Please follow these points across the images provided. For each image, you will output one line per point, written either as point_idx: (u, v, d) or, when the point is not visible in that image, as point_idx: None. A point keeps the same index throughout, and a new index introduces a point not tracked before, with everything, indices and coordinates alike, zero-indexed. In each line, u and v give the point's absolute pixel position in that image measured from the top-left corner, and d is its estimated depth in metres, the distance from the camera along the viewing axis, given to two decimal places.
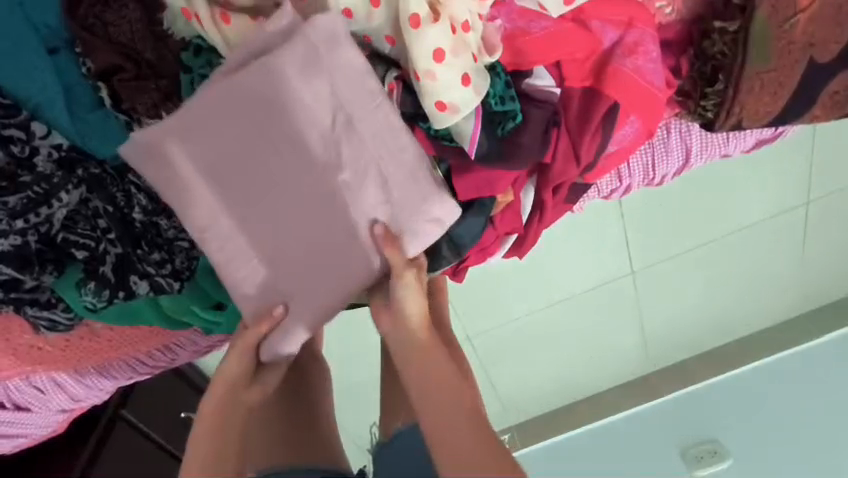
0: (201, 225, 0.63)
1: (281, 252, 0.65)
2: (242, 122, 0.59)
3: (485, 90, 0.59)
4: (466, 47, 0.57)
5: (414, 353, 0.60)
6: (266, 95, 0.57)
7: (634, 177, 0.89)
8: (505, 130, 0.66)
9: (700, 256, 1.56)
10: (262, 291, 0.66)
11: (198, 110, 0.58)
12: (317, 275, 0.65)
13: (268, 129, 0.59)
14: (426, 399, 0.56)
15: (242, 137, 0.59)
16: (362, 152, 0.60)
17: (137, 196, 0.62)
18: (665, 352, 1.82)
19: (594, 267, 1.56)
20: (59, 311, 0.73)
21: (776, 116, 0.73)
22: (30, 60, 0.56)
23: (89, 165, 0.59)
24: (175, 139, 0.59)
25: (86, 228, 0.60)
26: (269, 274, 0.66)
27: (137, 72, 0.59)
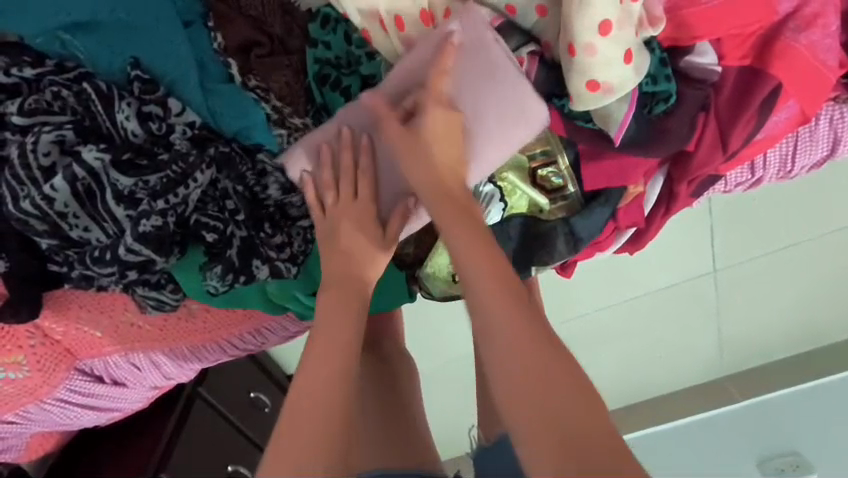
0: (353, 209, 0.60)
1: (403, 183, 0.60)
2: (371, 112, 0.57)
3: (645, 69, 0.54)
4: (630, 20, 0.51)
5: (501, 306, 0.49)
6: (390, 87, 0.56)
7: (769, 170, 0.81)
8: (652, 114, 0.61)
9: (800, 255, 1.43)
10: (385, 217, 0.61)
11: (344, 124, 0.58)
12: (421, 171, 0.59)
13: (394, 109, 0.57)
14: (505, 379, 0.47)
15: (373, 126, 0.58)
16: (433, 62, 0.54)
17: (272, 174, 0.59)
18: (755, 357, 1.66)
19: (679, 264, 1.47)
20: (167, 292, 0.72)
21: None
22: (167, 34, 0.55)
23: (219, 143, 0.56)
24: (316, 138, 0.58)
25: (215, 209, 0.57)
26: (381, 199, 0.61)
27: (271, 48, 0.59)
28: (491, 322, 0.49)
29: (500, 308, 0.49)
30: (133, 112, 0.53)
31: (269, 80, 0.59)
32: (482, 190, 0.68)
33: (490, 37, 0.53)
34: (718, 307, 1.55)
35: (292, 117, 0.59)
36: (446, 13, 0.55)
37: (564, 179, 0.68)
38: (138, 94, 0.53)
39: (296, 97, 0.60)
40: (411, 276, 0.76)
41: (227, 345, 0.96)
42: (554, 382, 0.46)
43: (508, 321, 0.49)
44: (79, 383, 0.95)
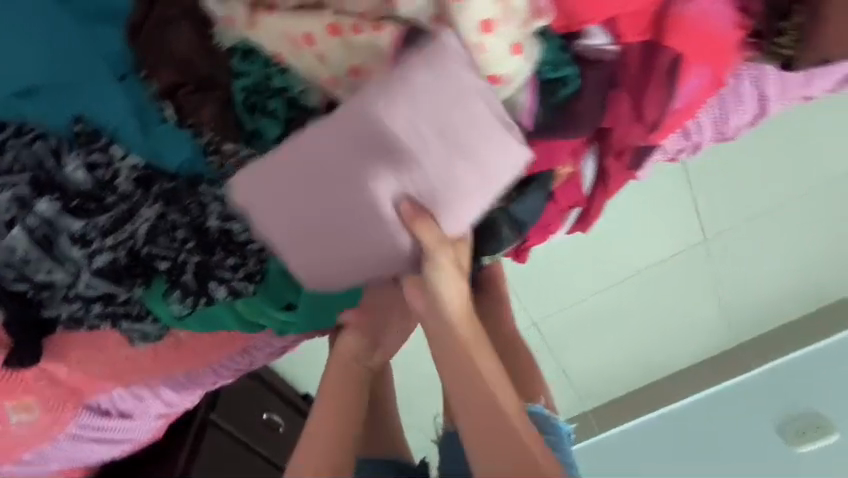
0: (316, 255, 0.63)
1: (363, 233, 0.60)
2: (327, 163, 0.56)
3: (535, 56, 0.59)
4: (514, 14, 0.56)
5: (466, 364, 0.62)
6: (358, 137, 0.54)
7: (703, 135, 0.84)
8: (560, 97, 0.64)
9: (783, 215, 1.43)
10: (345, 264, 0.64)
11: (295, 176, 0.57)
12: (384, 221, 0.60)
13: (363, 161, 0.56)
14: (473, 412, 0.62)
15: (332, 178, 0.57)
16: (410, 112, 0.54)
17: (212, 204, 0.65)
18: (754, 320, 1.66)
19: (662, 238, 1.47)
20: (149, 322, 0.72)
21: None
22: (104, 87, 0.60)
23: (162, 181, 0.62)
24: (267, 196, 0.58)
25: (166, 241, 0.64)
26: (337, 247, 0.62)
27: (198, 85, 0.63)
28: (458, 372, 0.63)
29: (461, 363, 0.63)
30: (80, 165, 0.60)
31: (202, 115, 0.63)
32: None
33: (456, 74, 0.54)
34: (711, 275, 1.55)
35: (228, 146, 0.64)
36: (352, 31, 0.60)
37: None
38: (84, 145, 0.60)
39: (229, 128, 0.64)
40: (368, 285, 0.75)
41: (220, 368, 1.01)
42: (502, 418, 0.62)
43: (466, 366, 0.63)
44: (88, 420, 1.02)
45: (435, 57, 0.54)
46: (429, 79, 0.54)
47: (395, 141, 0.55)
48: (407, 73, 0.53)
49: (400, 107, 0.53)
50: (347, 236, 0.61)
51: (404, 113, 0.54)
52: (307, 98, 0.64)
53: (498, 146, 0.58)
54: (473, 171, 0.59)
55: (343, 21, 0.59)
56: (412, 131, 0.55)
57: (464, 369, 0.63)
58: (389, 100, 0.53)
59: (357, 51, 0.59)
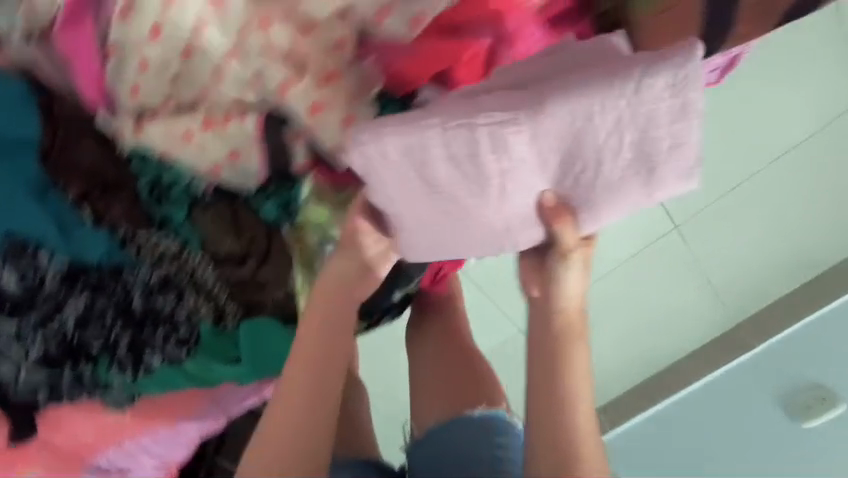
0: (410, 243, 0.68)
1: (460, 230, 0.64)
2: (439, 164, 0.57)
3: (369, 121, 0.64)
4: (338, 92, 0.62)
5: (556, 350, 0.62)
6: (475, 153, 0.55)
7: None
8: None
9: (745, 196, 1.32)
10: (425, 251, 0.68)
11: (393, 176, 0.58)
12: (467, 224, 0.64)
13: (484, 172, 0.57)
14: (550, 443, 0.57)
15: (449, 173, 0.58)
16: (559, 124, 0.54)
17: (135, 286, 0.75)
18: (753, 308, 1.50)
19: (630, 224, 1.39)
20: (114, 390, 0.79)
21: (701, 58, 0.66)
22: (24, 204, 0.68)
23: (87, 274, 0.73)
24: (392, 180, 0.58)
25: (97, 324, 0.74)
26: (425, 239, 0.66)
27: (104, 189, 0.74)
28: (549, 383, 0.60)
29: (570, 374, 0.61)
30: (12, 272, 0.68)
31: (114, 213, 0.74)
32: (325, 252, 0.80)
33: (627, 93, 0.53)
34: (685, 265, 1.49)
35: (142, 234, 0.76)
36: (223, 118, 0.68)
37: None
38: (12, 255, 0.68)
39: (138, 220, 0.76)
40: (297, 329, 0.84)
41: (197, 419, 1.11)
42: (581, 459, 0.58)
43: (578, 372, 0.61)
44: None
45: (647, 74, 0.52)
46: (629, 86, 0.52)
47: (547, 147, 0.56)
48: (566, 93, 0.54)
49: (548, 114, 0.54)
50: (466, 231, 0.64)
51: (573, 121, 0.54)
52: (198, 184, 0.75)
53: (668, 179, 0.59)
54: (613, 189, 0.60)
55: (213, 112, 0.68)
56: (553, 141, 0.56)
57: (549, 358, 0.62)
58: (571, 108, 0.54)
59: (228, 136, 0.69)
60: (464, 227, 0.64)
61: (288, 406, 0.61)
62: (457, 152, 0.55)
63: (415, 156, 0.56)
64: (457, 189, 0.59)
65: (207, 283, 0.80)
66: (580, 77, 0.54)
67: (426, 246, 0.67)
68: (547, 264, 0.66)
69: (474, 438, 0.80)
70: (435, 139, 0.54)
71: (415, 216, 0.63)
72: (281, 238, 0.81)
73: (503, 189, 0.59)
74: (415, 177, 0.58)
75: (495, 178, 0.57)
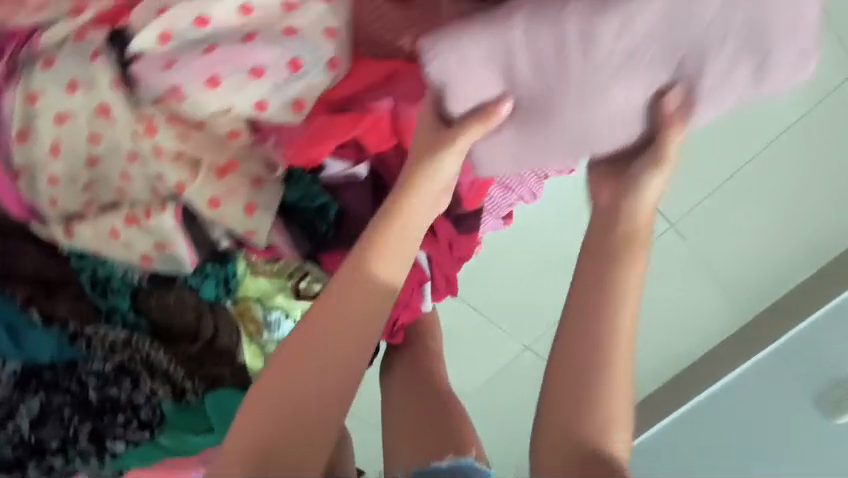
0: (538, 152, 0.66)
1: (559, 136, 0.64)
2: (524, 62, 0.57)
3: (274, 204, 0.64)
4: (239, 180, 0.62)
5: (608, 282, 0.67)
6: (556, 52, 0.56)
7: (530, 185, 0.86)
8: (330, 220, 0.69)
9: (746, 183, 1.25)
10: (521, 162, 0.68)
11: (486, 77, 0.59)
12: (574, 123, 0.63)
13: (564, 72, 0.58)
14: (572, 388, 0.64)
15: (538, 70, 0.58)
16: (655, 22, 0.54)
17: (89, 378, 0.78)
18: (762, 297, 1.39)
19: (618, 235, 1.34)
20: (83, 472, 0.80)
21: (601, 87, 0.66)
22: None
23: (41, 373, 0.76)
24: (474, 84, 0.59)
25: (55, 421, 0.77)
26: (533, 144, 0.65)
27: (49, 289, 0.77)
28: (586, 328, 0.65)
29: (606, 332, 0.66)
30: None
31: (61, 310, 0.77)
32: (270, 319, 0.82)
33: None
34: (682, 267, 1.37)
35: (89, 329, 0.78)
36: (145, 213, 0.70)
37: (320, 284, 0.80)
38: None
39: (86, 314, 0.78)
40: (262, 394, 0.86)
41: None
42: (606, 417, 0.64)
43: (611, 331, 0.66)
44: None
45: None
46: None
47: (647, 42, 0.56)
48: None
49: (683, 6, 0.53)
50: (542, 138, 0.64)
51: (671, 14, 0.54)
52: (131, 275, 0.78)
53: (776, 76, 0.57)
54: (716, 89, 0.59)
55: (136, 207, 0.70)
56: (661, 33, 0.55)
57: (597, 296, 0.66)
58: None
59: (151, 229, 0.71)
60: (563, 132, 0.63)
61: (282, 393, 0.55)
62: (541, 53, 0.57)
63: (499, 63, 0.57)
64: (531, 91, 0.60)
65: (162, 366, 0.82)
66: None
67: (532, 153, 0.67)
68: (627, 185, 0.67)
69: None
70: (517, 39, 0.55)
71: (515, 121, 0.63)
72: (226, 314, 0.82)
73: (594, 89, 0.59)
74: (516, 71, 0.58)
75: (571, 83, 0.59)
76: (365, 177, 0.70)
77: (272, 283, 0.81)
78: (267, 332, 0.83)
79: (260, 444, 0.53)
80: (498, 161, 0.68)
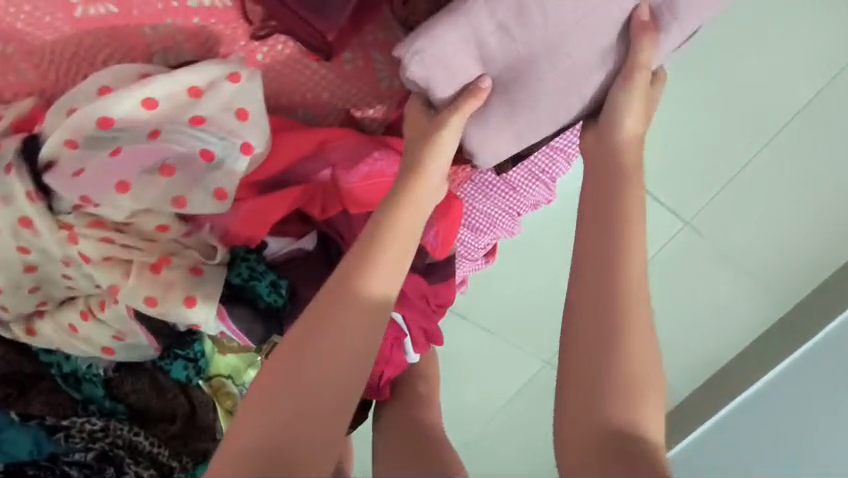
0: (536, 126, 0.64)
1: (552, 98, 0.62)
2: (502, 28, 0.57)
3: (218, 292, 0.60)
4: (175, 273, 0.59)
5: (621, 223, 0.58)
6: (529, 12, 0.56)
7: (504, 223, 0.80)
8: (283, 299, 0.64)
9: (753, 181, 0.96)
10: (524, 138, 0.64)
11: (465, 49, 0.57)
12: (563, 81, 0.61)
13: (541, 31, 0.58)
14: (603, 335, 0.54)
15: (517, 35, 0.58)
16: None
17: (73, 470, 0.73)
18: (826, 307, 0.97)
19: None
20: None
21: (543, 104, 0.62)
22: None
23: (27, 468, 0.72)
24: (461, 60, 0.58)
25: None
26: (533, 115, 0.62)
27: (23, 387, 0.77)
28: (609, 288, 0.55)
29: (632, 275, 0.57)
30: None
31: (35, 406, 0.75)
32: (246, 393, 0.80)
33: None
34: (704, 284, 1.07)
35: (66, 421, 0.76)
36: (100, 306, 0.69)
37: None
38: None
39: (59, 408, 0.77)
40: None
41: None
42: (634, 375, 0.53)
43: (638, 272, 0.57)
44: None
45: None
46: None
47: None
48: None
49: None
50: (536, 105, 0.62)
51: None
52: (97, 366, 0.78)
53: None
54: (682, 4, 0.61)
55: (92, 301, 0.70)
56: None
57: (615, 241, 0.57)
58: None
59: (108, 321, 0.70)
60: (555, 93, 0.62)
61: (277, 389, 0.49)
62: (513, 14, 0.56)
63: (470, 49, 0.58)
64: (521, 62, 0.59)
65: (146, 449, 0.79)
66: None
67: (533, 128, 0.64)
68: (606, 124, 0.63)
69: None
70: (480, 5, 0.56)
71: (505, 91, 0.61)
72: (199, 392, 0.79)
73: (572, 43, 0.59)
74: (494, 42, 0.58)
75: (542, 42, 0.58)
76: (314, 248, 0.65)
77: (242, 358, 0.77)
78: None
79: (266, 439, 0.47)
80: (499, 147, 0.64)
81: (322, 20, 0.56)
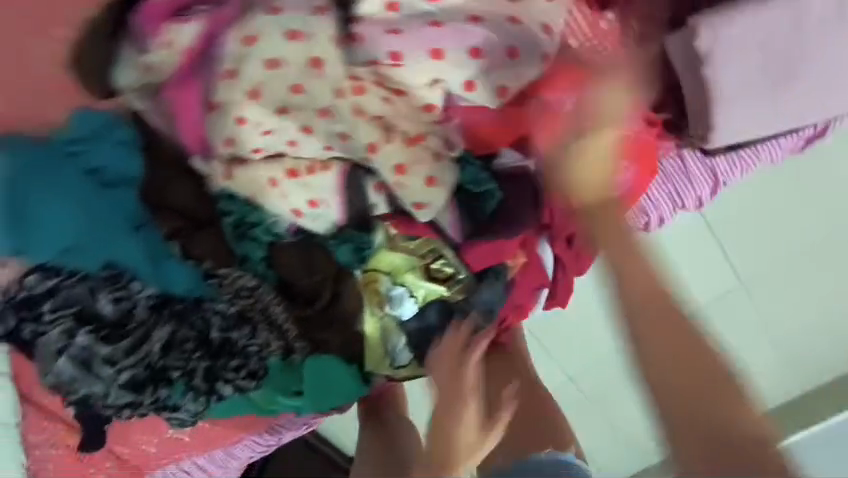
0: (771, 119, 0.63)
1: (796, 95, 0.62)
2: (776, 16, 0.58)
3: (452, 180, 0.67)
4: (423, 153, 0.65)
5: None
6: (798, 9, 0.58)
7: (663, 207, 0.84)
8: (490, 209, 0.72)
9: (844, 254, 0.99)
10: (763, 125, 0.64)
11: (740, 20, 0.59)
12: (815, 82, 0.62)
13: (802, 26, 0.59)
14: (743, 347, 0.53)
15: (786, 31, 0.59)
16: None
17: (214, 318, 0.79)
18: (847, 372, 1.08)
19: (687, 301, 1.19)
20: (188, 402, 0.80)
21: (784, 116, 0.64)
22: (122, 237, 0.76)
23: (174, 303, 0.78)
24: (729, 24, 0.58)
25: (178, 353, 0.77)
26: (779, 105, 0.63)
27: (194, 225, 0.80)
28: None
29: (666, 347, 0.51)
30: (110, 300, 0.74)
31: (200, 248, 0.80)
32: (394, 293, 0.82)
33: None
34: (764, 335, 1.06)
35: (224, 270, 0.80)
36: (310, 169, 0.73)
37: (454, 268, 0.81)
38: (110, 284, 0.75)
39: (221, 255, 0.81)
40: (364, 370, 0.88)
41: (262, 439, 1.15)
42: (709, 445, 0.47)
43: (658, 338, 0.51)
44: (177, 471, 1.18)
45: None
46: None
47: None
48: None
49: None
50: (778, 100, 0.62)
51: None
52: (279, 225, 0.78)
53: None
54: None
55: (300, 162, 0.74)
56: None
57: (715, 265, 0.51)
58: None
59: (313, 183, 0.74)
60: (804, 91, 0.62)
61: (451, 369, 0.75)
62: (783, 9, 0.58)
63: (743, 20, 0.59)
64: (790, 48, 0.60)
65: (279, 320, 0.83)
66: None
67: (767, 119, 0.64)
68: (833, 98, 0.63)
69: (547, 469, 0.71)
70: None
71: (752, 63, 0.60)
72: (352, 281, 0.82)
73: (832, 48, 0.60)
74: (766, 21, 0.58)
75: (803, 37, 0.60)
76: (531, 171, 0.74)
77: (405, 260, 0.81)
78: (388, 306, 0.83)
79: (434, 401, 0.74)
80: (747, 124, 0.63)
81: None
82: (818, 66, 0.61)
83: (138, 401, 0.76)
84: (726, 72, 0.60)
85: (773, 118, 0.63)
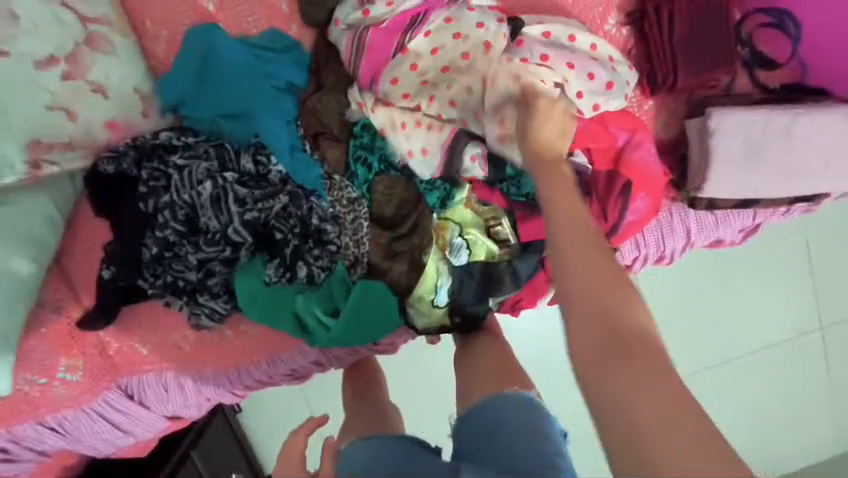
0: (739, 183, 1.01)
1: (755, 173, 1.00)
2: (752, 120, 0.98)
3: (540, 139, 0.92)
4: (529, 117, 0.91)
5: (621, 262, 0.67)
6: (764, 119, 0.98)
7: (650, 248, 1.13)
8: None
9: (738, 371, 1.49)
10: (733, 187, 1.01)
11: (732, 116, 0.98)
12: (768, 169, 1.00)
13: (765, 130, 0.98)
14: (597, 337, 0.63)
15: (756, 130, 0.98)
16: (815, 123, 0.97)
17: (316, 210, 0.97)
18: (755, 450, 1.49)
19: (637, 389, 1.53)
20: (272, 266, 0.97)
21: (747, 184, 1.01)
22: (276, 122, 0.97)
23: (292, 184, 0.97)
24: (725, 117, 0.98)
25: (284, 221, 0.96)
26: (745, 175, 1.00)
27: (330, 135, 1.01)
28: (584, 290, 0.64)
29: (604, 351, 0.59)
30: (252, 159, 0.96)
31: (324, 154, 1.00)
32: (456, 243, 1.02)
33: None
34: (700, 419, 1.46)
35: (337, 177, 1.00)
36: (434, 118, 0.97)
37: (507, 235, 1.04)
38: (256, 152, 0.97)
39: (339, 166, 1.01)
40: (403, 303, 1.04)
41: (258, 370, 1.17)
42: (598, 345, 0.60)
43: (594, 329, 0.61)
44: (151, 385, 1.14)
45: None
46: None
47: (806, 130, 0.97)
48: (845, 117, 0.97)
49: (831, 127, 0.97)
50: (744, 173, 1.00)
51: (816, 126, 0.97)
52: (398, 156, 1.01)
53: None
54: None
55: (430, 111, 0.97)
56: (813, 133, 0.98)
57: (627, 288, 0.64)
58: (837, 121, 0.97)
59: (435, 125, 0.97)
60: (761, 172, 1.00)
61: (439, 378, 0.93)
62: (756, 118, 0.98)
63: (734, 116, 0.98)
64: (757, 142, 0.99)
65: (360, 235, 1.01)
66: (832, 106, 0.98)
67: (736, 183, 1.01)
68: (776, 182, 1.01)
69: (517, 418, 0.79)
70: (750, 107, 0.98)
71: (734, 145, 0.99)
72: (429, 220, 1.02)
73: (781, 149, 0.99)
74: (745, 122, 0.98)
75: (765, 138, 0.98)
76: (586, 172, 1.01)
77: (473, 218, 1.04)
78: (449, 252, 1.02)
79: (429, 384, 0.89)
80: (723, 183, 1.01)
81: (663, 68, 1.01)
82: (771, 158, 0.99)
83: (238, 244, 0.96)
84: (718, 144, 0.99)
85: (740, 184, 1.01)
